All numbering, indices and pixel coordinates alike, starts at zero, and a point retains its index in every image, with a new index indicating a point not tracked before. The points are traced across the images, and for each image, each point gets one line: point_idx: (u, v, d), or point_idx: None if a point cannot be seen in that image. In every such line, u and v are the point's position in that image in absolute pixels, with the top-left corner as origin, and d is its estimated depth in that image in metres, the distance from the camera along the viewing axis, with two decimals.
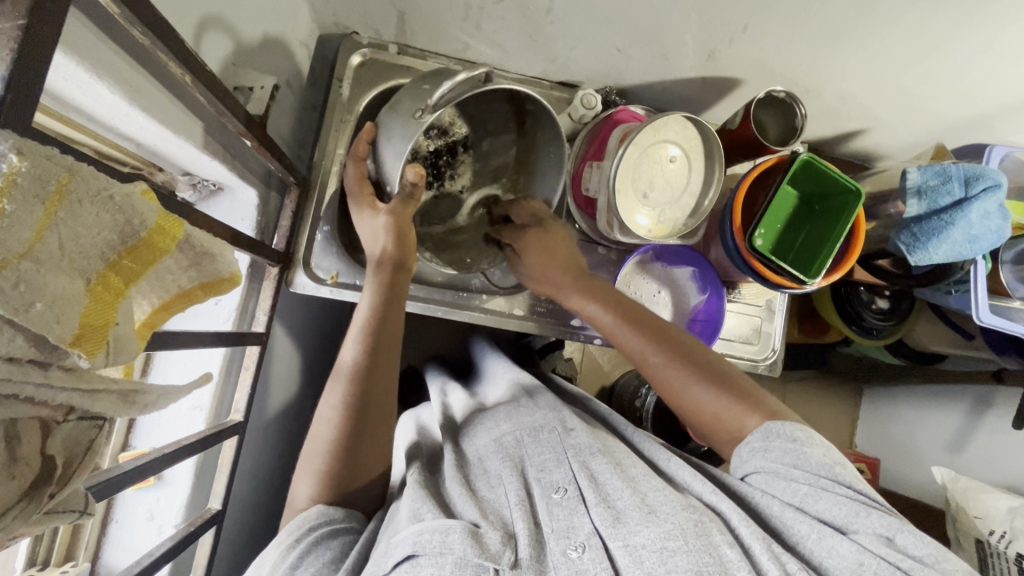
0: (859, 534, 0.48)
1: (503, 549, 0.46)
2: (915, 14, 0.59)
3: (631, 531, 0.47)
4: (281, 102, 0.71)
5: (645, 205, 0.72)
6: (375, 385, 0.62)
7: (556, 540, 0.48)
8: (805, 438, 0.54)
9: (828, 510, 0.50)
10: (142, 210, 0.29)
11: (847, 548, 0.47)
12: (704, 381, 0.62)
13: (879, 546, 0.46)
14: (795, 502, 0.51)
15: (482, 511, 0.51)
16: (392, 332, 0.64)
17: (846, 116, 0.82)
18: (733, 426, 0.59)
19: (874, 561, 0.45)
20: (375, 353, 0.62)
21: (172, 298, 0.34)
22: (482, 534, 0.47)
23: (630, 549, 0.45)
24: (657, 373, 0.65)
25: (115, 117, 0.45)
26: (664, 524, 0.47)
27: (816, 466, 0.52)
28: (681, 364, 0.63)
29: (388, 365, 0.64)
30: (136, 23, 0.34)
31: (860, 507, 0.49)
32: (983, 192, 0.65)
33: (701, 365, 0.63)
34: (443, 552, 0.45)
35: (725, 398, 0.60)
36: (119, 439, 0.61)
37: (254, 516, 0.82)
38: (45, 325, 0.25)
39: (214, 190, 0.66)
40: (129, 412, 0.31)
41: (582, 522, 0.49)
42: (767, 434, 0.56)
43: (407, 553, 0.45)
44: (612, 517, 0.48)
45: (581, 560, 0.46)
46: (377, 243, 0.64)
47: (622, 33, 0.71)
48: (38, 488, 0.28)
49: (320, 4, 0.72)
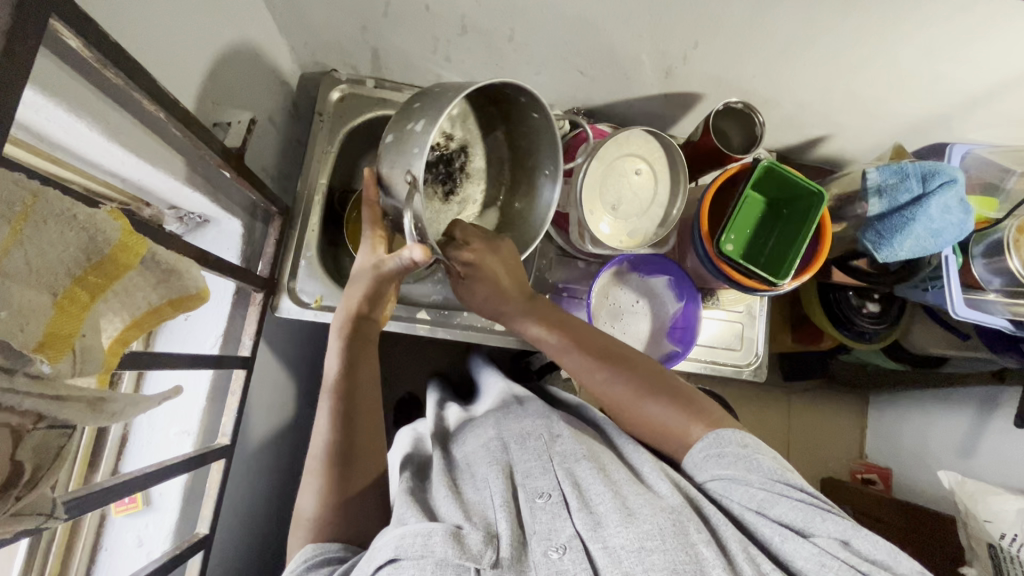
0: (819, 538, 0.49)
1: (484, 549, 0.49)
2: (851, 22, 0.63)
3: (610, 533, 0.49)
4: (263, 137, 0.75)
5: (613, 215, 0.75)
6: (357, 421, 0.66)
7: (538, 541, 0.50)
8: (754, 444, 0.57)
9: (786, 514, 0.51)
10: (105, 228, 0.31)
11: (807, 552, 0.48)
12: (650, 394, 0.64)
13: (838, 549, 0.47)
14: (754, 507, 0.53)
15: (466, 513, 0.54)
16: (368, 369, 0.68)
17: (807, 124, 0.85)
18: (679, 435, 0.62)
19: (836, 564, 0.46)
20: (353, 390, 0.66)
21: (142, 315, 0.37)
22: (464, 534, 0.50)
23: (608, 551, 0.47)
24: (606, 392, 0.67)
25: (97, 154, 0.48)
26: (643, 524, 0.48)
27: (769, 471, 0.54)
28: (626, 379, 0.66)
29: (369, 396, 0.68)
30: (109, 66, 0.38)
31: (816, 512, 0.50)
32: (941, 187, 0.67)
33: (644, 378, 0.66)
34: (424, 554, 0.47)
35: (671, 409, 0.63)
36: (109, 464, 0.64)
37: (250, 542, 0.83)
38: (9, 332, 0.27)
39: (200, 222, 0.69)
40: (97, 420, 0.33)
41: (564, 525, 0.51)
42: (717, 440, 0.58)
43: (389, 556, 0.48)
44: (593, 521, 0.50)
45: (561, 561, 0.48)
46: (360, 276, 0.68)
47: (582, 57, 0.75)
48: (6, 490, 0.30)
49: (299, 46, 0.78)
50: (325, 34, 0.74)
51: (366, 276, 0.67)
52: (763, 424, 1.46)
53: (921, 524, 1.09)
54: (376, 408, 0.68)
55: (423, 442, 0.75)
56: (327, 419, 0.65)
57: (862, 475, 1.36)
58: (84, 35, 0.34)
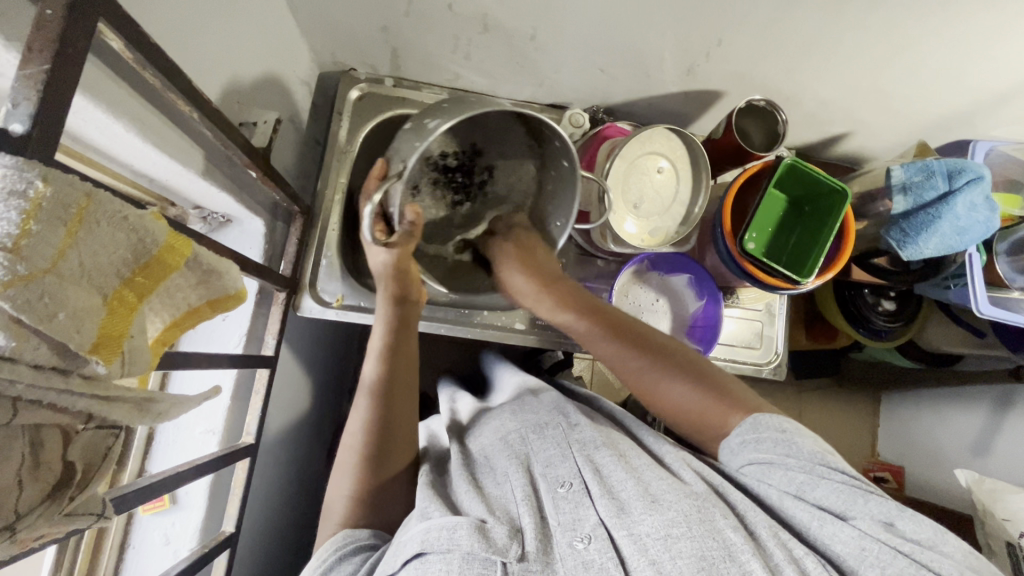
0: (858, 520, 0.48)
1: (510, 542, 0.49)
2: (879, 18, 0.62)
3: (634, 520, 0.48)
4: (284, 137, 0.75)
5: (636, 215, 0.75)
6: (394, 411, 0.66)
7: (562, 532, 0.50)
8: (793, 429, 0.55)
9: (826, 497, 0.50)
10: (152, 229, 0.32)
11: (848, 535, 0.47)
12: (685, 380, 0.63)
13: (878, 530, 0.47)
14: (793, 491, 0.52)
15: (489, 507, 0.53)
16: (404, 363, 0.69)
17: (828, 121, 0.85)
18: (716, 423, 0.60)
19: (875, 546, 0.46)
20: (390, 384, 0.67)
21: (182, 315, 0.37)
22: (489, 529, 0.50)
23: (635, 538, 0.47)
24: (641, 379, 0.66)
25: (130, 154, 0.48)
26: (667, 511, 0.48)
27: (808, 453, 0.53)
28: (662, 366, 0.65)
29: (403, 388, 0.68)
30: (149, 67, 0.37)
31: (858, 494, 0.50)
32: (967, 184, 0.67)
33: (680, 364, 0.65)
34: (450, 548, 0.47)
35: (706, 396, 0.62)
36: (136, 463, 0.64)
37: (271, 540, 0.83)
38: (66, 334, 0.27)
39: (223, 221, 0.69)
40: (144, 421, 0.34)
41: (588, 514, 0.51)
42: (755, 425, 0.56)
43: (416, 551, 0.48)
44: (616, 507, 0.50)
45: (587, 551, 0.47)
46: (382, 276, 0.68)
47: (603, 55, 0.74)
48: (59, 491, 0.30)
49: (319, 44, 0.78)
50: (346, 32, 0.74)
51: (392, 275, 0.67)
52: (775, 422, 1.45)
53: (938, 522, 1.08)
54: (411, 399, 0.69)
55: (439, 438, 0.76)
56: (365, 411, 0.65)
57: (875, 473, 1.36)
58: (127, 36, 0.34)
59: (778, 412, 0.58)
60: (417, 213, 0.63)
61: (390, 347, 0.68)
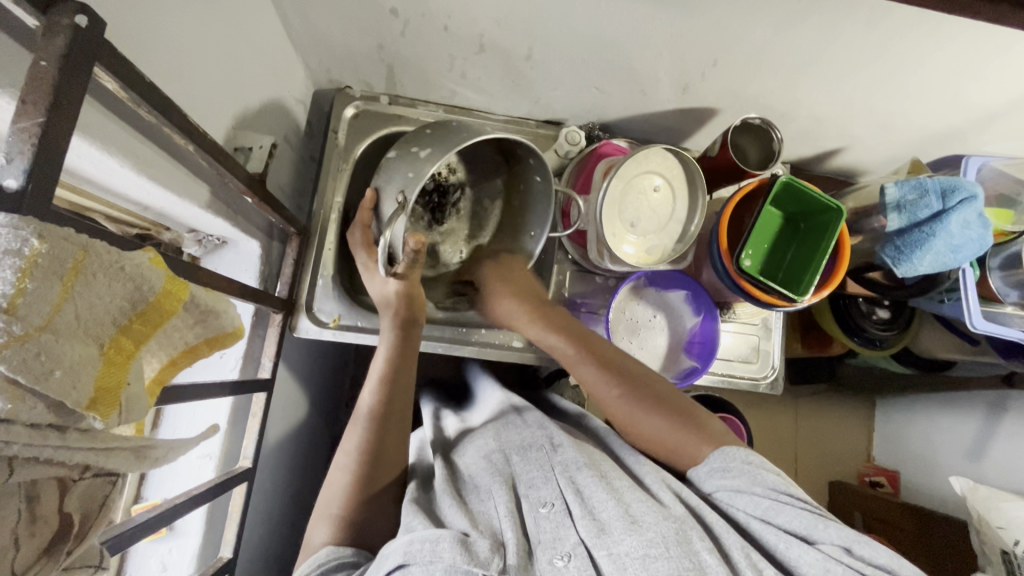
0: (821, 544, 0.48)
1: (491, 555, 0.47)
2: (872, 40, 0.63)
3: (614, 540, 0.47)
4: (280, 157, 0.75)
5: (633, 234, 0.75)
6: (391, 430, 0.66)
7: (544, 551, 0.49)
8: (758, 461, 0.57)
9: (789, 521, 0.50)
10: (151, 277, 0.32)
11: (811, 556, 0.46)
12: (651, 411, 0.64)
13: (841, 554, 0.46)
14: (759, 515, 0.52)
15: (472, 521, 0.52)
16: (404, 393, 0.69)
17: (824, 136, 0.85)
18: (689, 452, 0.61)
19: (840, 568, 0.45)
20: (387, 414, 0.66)
21: (179, 354, 0.36)
22: (472, 542, 0.48)
23: (614, 558, 0.46)
24: (617, 408, 0.66)
25: (125, 185, 0.48)
26: (647, 531, 0.47)
27: (773, 483, 0.53)
28: (633, 397, 0.65)
29: (399, 419, 0.68)
30: (144, 105, 0.37)
31: (819, 520, 0.49)
32: (960, 203, 0.67)
33: (652, 395, 0.65)
34: (433, 560, 0.46)
35: (678, 428, 0.62)
36: (131, 491, 0.63)
37: (267, 562, 0.82)
38: (64, 391, 0.27)
39: (218, 244, 0.69)
40: (142, 467, 0.33)
41: (569, 534, 0.49)
42: (726, 456, 0.58)
43: (399, 563, 0.47)
44: (597, 528, 0.49)
45: (567, 569, 0.46)
46: (388, 300, 0.69)
47: (599, 74, 0.75)
48: (57, 546, 0.30)
49: (314, 63, 0.77)
50: (341, 51, 0.74)
51: (403, 301, 0.68)
52: (772, 429, 1.46)
53: (934, 530, 1.08)
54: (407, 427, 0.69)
55: (426, 454, 0.74)
56: (360, 438, 0.64)
57: (871, 478, 1.36)
58: (123, 79, 0.34)
59: (745, 446, 0.59)
60: (419, 243, 0.62)
61: (388, 375, 0.68)
